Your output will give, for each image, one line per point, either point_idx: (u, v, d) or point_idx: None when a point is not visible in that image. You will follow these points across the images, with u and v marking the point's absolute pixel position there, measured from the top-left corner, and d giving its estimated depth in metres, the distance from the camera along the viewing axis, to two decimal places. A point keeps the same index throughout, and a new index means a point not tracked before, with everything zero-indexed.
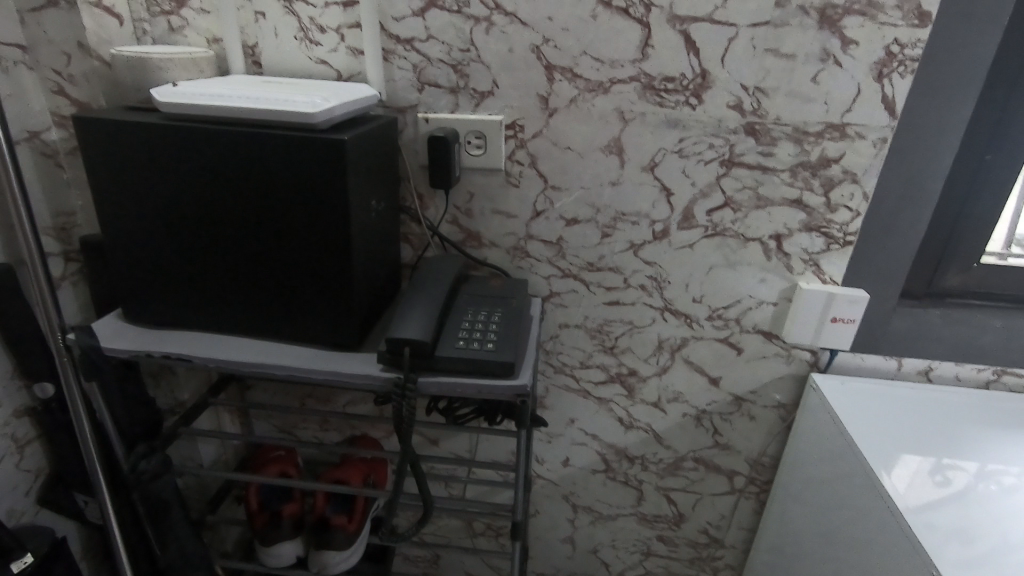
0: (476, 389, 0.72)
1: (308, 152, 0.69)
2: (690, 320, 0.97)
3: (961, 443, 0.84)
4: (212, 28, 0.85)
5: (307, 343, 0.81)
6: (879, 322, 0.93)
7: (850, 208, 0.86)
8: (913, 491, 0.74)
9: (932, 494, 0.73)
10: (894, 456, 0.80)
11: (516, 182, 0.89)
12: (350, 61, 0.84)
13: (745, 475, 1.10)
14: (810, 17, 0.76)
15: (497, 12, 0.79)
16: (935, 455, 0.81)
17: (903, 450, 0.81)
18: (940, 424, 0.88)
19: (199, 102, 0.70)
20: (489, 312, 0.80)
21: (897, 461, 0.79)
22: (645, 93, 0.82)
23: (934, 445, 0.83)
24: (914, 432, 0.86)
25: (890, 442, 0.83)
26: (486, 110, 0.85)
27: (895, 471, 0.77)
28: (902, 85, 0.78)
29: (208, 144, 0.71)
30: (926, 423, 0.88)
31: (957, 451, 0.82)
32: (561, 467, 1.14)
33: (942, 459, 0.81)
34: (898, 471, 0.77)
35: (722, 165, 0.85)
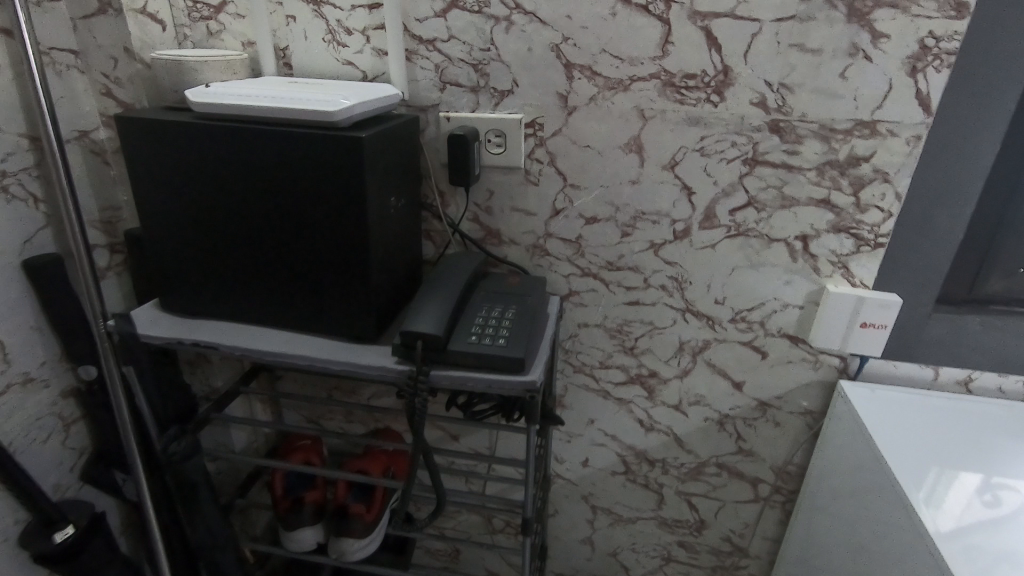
0: (487, 384, 0.73)
1: (327, 149, 0.72)
2: (712, 322, 0.95)
3: (999, 460, 0.79)
4: (247, 32, 0.89)
5: (328, 335, 0.83)
6: (913, 329, 0.88)
7: (881, 208, 0.82)
8: (946, 510, 0.70)
9: (966, 515, 0.70)
10: (925, 471, 0.77)
11: (535, 180, 0.90)
12: (375, 62, 0.87)
13: (770, 484, 1.07)
14: (837, 10, 0.73)
15: (517, 12, 0.80)
16: (969, 471, 0.77)
17: (935, 466, 0.78)
18: (981, 440, 0.83)
19: (227, 102, 0.73)
20: (503, 309, 0.81)
21: (927, 478, 0.75)
22: (665, 90, 0.81)
23: (969, 461, 0.79)
24: (948, 448, 0.82)
25: (923, 456, 0.80)
26: (505, 109, 0.86)
27: (925, 489, 0.73)
28: (938, 80, 0.74)
29: (234, 141, 0.74)
30: (961, 437, 0.84)
31: (1006, 470, 0.78)
32: (580, 468, 1.14)
33: (988, 477, 0.77)
34: (927, 489, 0.73)
35: (745, 164, 0.83)
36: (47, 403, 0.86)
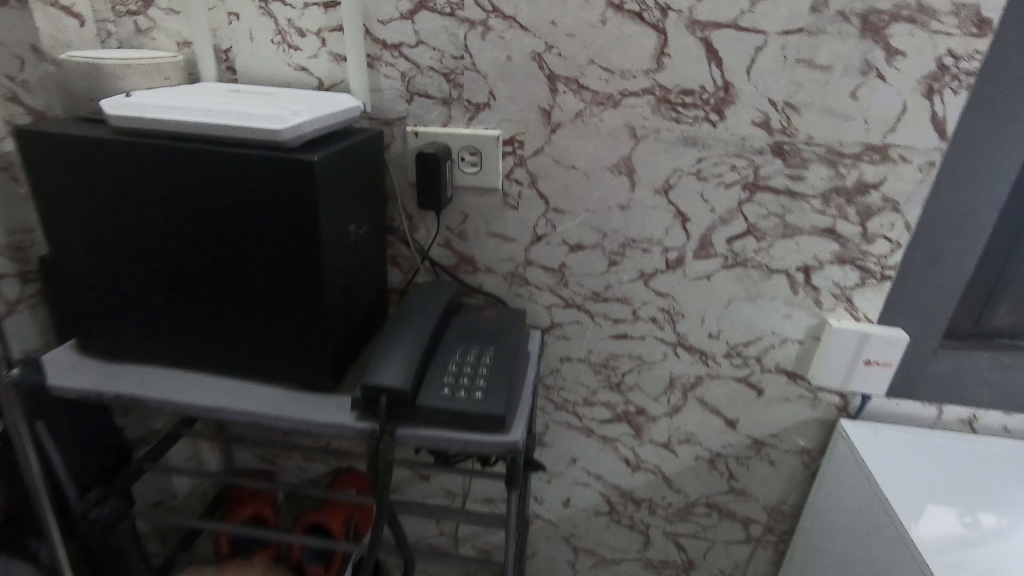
0: (462, 444, 0.63)
1: (273, 175, 0.61)
2: (706, 357, 0.88)
3: (997, 494, 0.76)
4: (183, 30, 0.77)
5: (276, 383, 0.72)
6: (919, 367, 0.82)
7: (890, 239, 0.76)
8: (929, 520, 0.71)
9: (947, 524, 0.70)
10: (908, 484, 0.77)
11: (514, 204, 0.81)
12: (332, 68, 0.76)
13: (762, 524, 1.00)
14: (850, 23, 0.66)
15: (495, 15, 0.71)
16: (947, 480, 0.78)
17: (917, 479, 0.78)
18: (963, 453, 0.83)
19: (151, 115, 0.62)
20: (480, 352, 0.71)
21: (910, 491, 0.75)
22: (660, 107, 0.72)
23: (948, 468, 0.80)
24: (933, 461, 0.81)
25: (905, 468, 0.79)
26: (481, 124, 0.76)
27: (908, 502, 0.73)
28: (954, 102, 0.68)
29: (162, 161, 0.63)
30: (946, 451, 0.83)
31: (978, 475, 0.79)
32: (561, 508, 1.06)
33: (964, 483, 0.78)
34: (911, 501, 0.74)
35: (745, 189, 0.76)
36: None
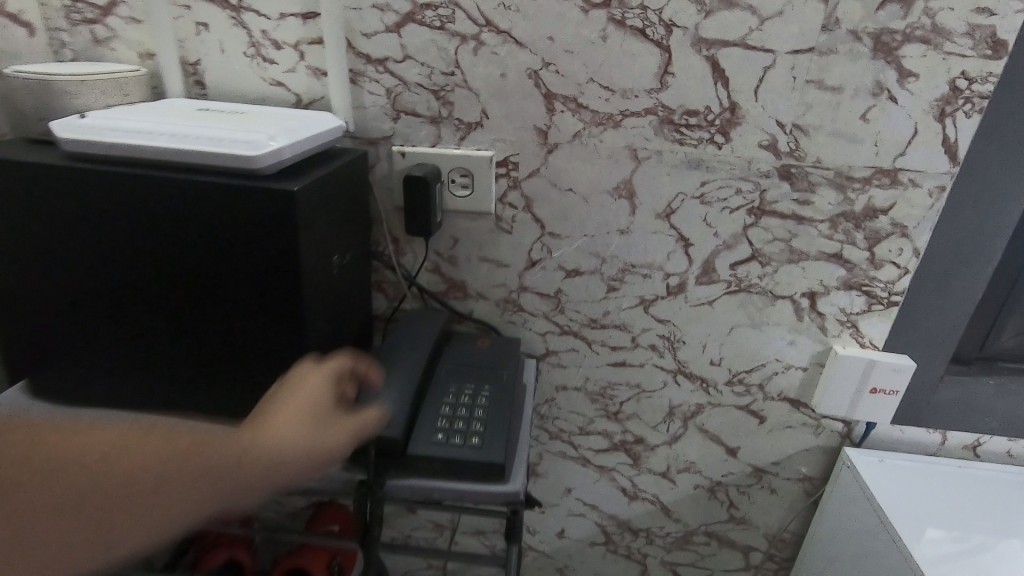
0: (458, 495, 0.59)
1: (247, 206, 0.56)
2: (707, 385, 0.84)
3: (1002, 520, 0.75)
4: (145, 41, 0.70)
5: None
6: (924, 394, 0.80)
7: (898, 264, 0.73)
8: (918, 522, 0.73)
9: (935, 526, 0.72)
10: (899, 488, 0.78)
11: (508, 228, 0.76)
12: (312, 83, 0.71)
13: (762, 552, 0.98)
14: (862, 43, 0.63)
15: (488, 30, 0.66)
16: (937, 484, 0.80)
17: (909, 484, 0.79)
18: (956, 462, 0.84)
19: (110, 139, 0.56)
20: (474, 391, 0.66)
21: (901, 494, 0.77)
22: (663, 128, 0.69)
23: (939, 474, 0.81)
24: (926, 467, 0.83)
25: (897, 473, 0.81)
26: (473, 144, 0.72)
27: (898, 505, 0.75)
28: (967, 126, 0.65)
29: (121, 190, 0.56)
30: (938, 459, 0.84)
31: (968, 481, 0.81)
32: (556, 539, 1.01)
33: (954, 488, 0.79)
34: (901, 504, 0.76)
35: (750, 214, 0.72)
36: None
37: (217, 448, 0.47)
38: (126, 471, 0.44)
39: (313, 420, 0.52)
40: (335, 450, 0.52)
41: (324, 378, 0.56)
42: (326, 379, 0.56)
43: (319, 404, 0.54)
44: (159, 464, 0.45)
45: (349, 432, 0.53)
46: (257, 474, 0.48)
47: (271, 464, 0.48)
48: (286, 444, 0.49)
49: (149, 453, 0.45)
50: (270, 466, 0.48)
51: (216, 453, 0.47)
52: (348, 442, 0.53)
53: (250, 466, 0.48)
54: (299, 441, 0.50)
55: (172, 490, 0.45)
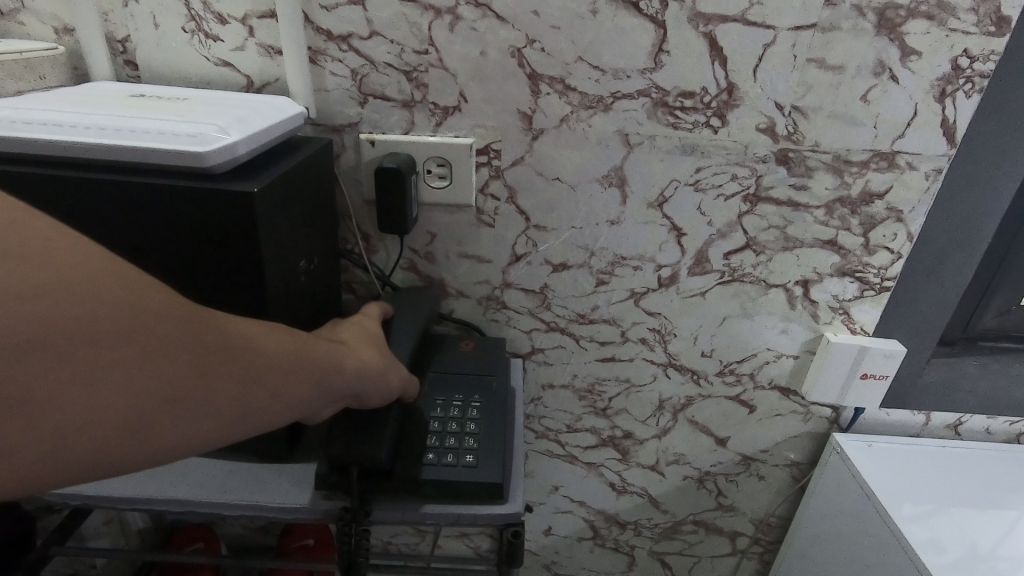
0: (453, 518, 0.54)
1: (198, 211, 0.48)
2: (697, 377, 0.82)
3: (992, 503, 0.74)
4: (61, 13, 0.60)
5: (213, 456, 0.59)
6: (911, 377, 0.80)
7: (891, 249, 0.71)
8: (908, 502, 0.73)
9: (923, 506, 0.72)
10: (887, 469, 0.78)
11: (490, 221, 0.70)
12: (264, 63, 0.62)
13: (749, 537, 0.97)
14: (866, 18, 0.59)
15: (465, 2, 0.59)
16: (924, 465, 0.80)
17: (897, 465, 0.79)
18: (943, 447, 0.84)
19: (22, 135, 0.47)
20: (464, 402, 0.61)
21: (890, 475, 0.77)
22: (657, 111, 0.64)
23: (927, 456, 0.81)
24: (914, 451, 0.82)
25: (886, 455, 0.81)
26: (450, 131, 0.65)
27: (888, 486, 0.75)
28: (967, 106, 0.63)
29: (41, 194, 0.48)
30: (926, 443, 0.84)
31: (955, 463, 0.81)
32: (543, 537, 0.99)
33: (941, 468, 0.80)
34: (890, 484, 0.76)
35: (746, 201, 0.69)
36: None
37: (318, 348, 0.45)
38: (226, 361, 0.37)
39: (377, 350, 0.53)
40: (393, 383, 0.53)
41: (366, 322, 0.59)
42: (377, 329, 0.58)
43: (377, 340, 0.55)
44: (274, 351, 0.41)
45: (404, 374, 0.55)
46: (343, 381, 0.47)
47: (353, 378, 0.48)
48: (366, 361, 0.49)
49: (271, 343, 0.40)
50: (351, 382, 0.48)
51: (319, 355, 0.44)
52: (404, 380, 0.55)
53: (340, 375, 0.46)
54: (377, 365, 0.51)
55: (279, 385, 0.41)
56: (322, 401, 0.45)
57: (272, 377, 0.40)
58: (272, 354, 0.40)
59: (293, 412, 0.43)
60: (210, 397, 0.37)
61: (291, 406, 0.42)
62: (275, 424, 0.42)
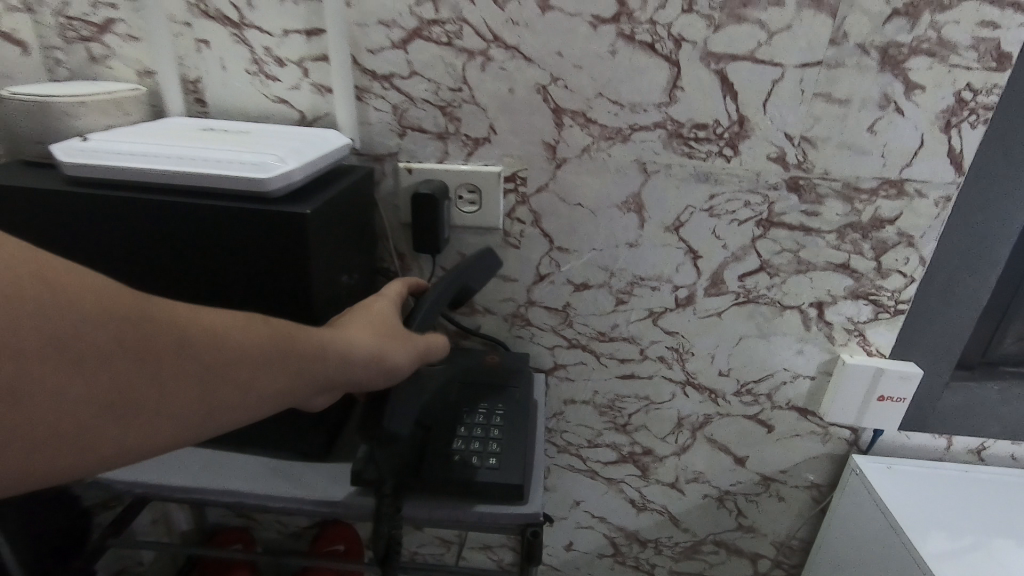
0: (477, 517, 0.58)
1: (255, 230, 0.54)
2: (716, 396, 0.84)
3: (1005, 521, 0.76)
4: (143, 58, 0.69)
5: (258, 453, 0.64)
6: (930, 400, 0.81)
7: (904, 273, 0.74)
8: (929, 530, 0.73)
9: (946, 535, 0.72)
10: (908, 496, 0.79)
11: (516, 243, 0.75)
12: (316, 100, 0.70)
13: (770, 560, 0.97)
14: (870, 56, 0.63)
15: (496, 45, 0.65)
16: (946, 492, 0.80)
17: (918, 492, 0.79)
18: (967, 473, 0.84)
19: (113, 163, 0.54)
20: (489, 411, 0.66)
21: (911, 502, 0.77)
22: (672, 141, 0.68)
23: (948, 483, 0.81)
24: (935, 477, 0.82)
25: (907, 480, 0.81)
26: (480, 160, 0.71)
27: (909, 513, 0.75)
28: (972, 137, 0.66)
29: (120, 213, 0.54)
30: (948, 469, 0.84)
31: (978, 490, 0.81)
32: (564, 552, 1.01)
33: (963, 496, 0.80)
34: (911, 512, 0.76)
35: (759, 226, 0.72)
36: None
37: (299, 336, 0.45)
38: (182, 358, 0.38)
39: (379, 333, 0.53)
40: (393, 369, 0.52)
41: (379, 298, 0.59)
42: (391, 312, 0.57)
43: (383, 322, 0.54)
44: (241, 343, 0.41)
45: (416, 351, 0.55)
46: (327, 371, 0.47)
47: (339, 367, 0.48)
48: (356, 348, 0.49)
49: (237, 336, 0.41)
50: (338, 371, 0.47)
51: (298, 345, 0.44)
52: (409, 362, 0.54)
53: (325, 364, 0.46)
54: (372, 350, 0.50)
55: (249, 378, 0.42)
56: (303, 392, 0.46)
57: (239, 371, 0.41)
58: (240, 348, 0.41)
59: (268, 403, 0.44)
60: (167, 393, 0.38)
61: (265, 399, 0.43)
62: (248, 417, 0.43)
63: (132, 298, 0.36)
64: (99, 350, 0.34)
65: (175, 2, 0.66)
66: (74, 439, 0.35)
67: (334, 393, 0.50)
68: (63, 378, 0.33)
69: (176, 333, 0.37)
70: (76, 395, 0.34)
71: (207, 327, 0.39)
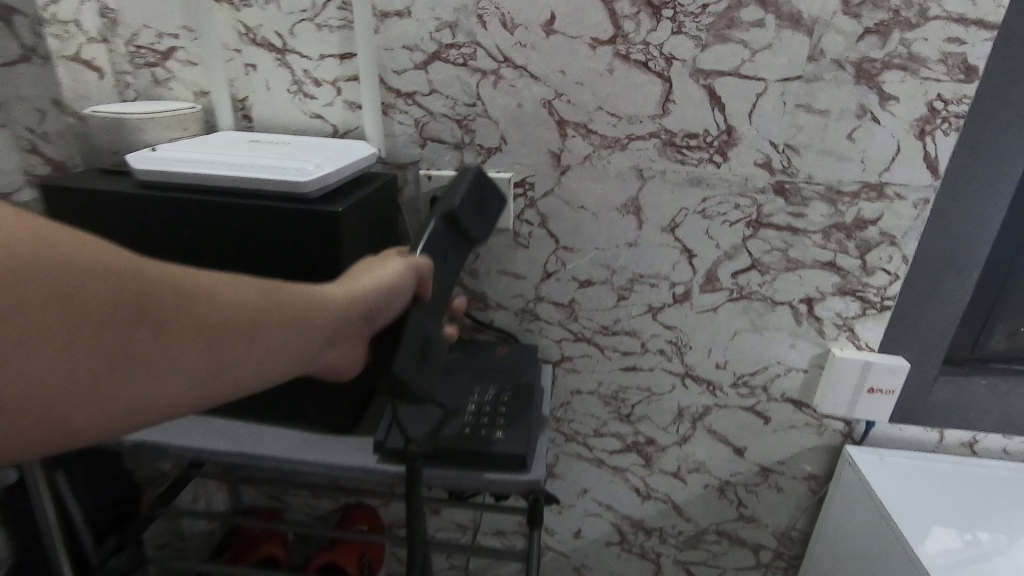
0: (486, 483, 0.65)
1: (295, 225, 0.63)
2: (713, 387, 0.90)
3: (1000, 517, 0.78)
4: (200, 81, 0.79)
5: (292, 427, 0.72)
6: (920, 394, 0.85)
7: (888, 271, 0.79)
8: (925, 529, 0.75)
9: (944, 535, 0.74)
10: (906, 495, 0.81)
11: (525, 243, 0.83)
12: (347, 116, 0.78)
13: (772, 550, 1.01)
14: (845, 70, 0.69)
15: (506, 65, 0.73)
16: (944, 492, 0.82)
17: (916, 491, 0.81)
18: (961, 466, 0.87)
19: (176, 169, 0.63)
20: (497, 391, 0.73)
21: (908, 500, 0.80)
22: (666, 149, 0.75)
23: (944, 479, 0.84)
24: (932, 474, 0.85)
25: (904, 480, 0.84)
26: (493, 167, 0.79)
27: (906, 511, 0.78)
28: (946, 143, 0.71)
29: (181, 212, 0.63)
30: (942, 463, 0.87)
31: (973, 483, 0.84)
32: (573, 539, 1.06)
33: (961, 495, 0.82)
34: (908, 510, 0.78)
35: (749, 226, 0.78)
36: None
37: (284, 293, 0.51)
38: (186, 313, 0.43)
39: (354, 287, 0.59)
40: (376, 318, 0.59)
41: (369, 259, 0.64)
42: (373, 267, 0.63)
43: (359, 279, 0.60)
44: (233, 300, 0.47)
45: (404, 259, 0.60)
46: (313, 323, 0.53)
47: (324, 319, 0.54)
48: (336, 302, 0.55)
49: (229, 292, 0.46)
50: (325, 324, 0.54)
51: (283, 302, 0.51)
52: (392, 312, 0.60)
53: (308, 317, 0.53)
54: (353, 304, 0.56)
55: (245, 330, 0.47)
56: (293, 344, 0.52)
57: (239, 324, 0.47)
58: (235, 305, 0.47)
59: (270, 355, 0.50)
60: (178, 347, 0.43)
61: (265, 351, 0.49)
62: (251, 373, 0.48)
63: (134, 263, 0.41)
64: (113, 310, 0.39)
65: (228, 32, 0.76)
66: (106, 395, 0.40)
67: (327, 348, 0.56)
68: (85, 330, 0.38)
69: (176, 289, 0.43)
70: (98, 352, 0.39)
71: (202, 286, 0.45)
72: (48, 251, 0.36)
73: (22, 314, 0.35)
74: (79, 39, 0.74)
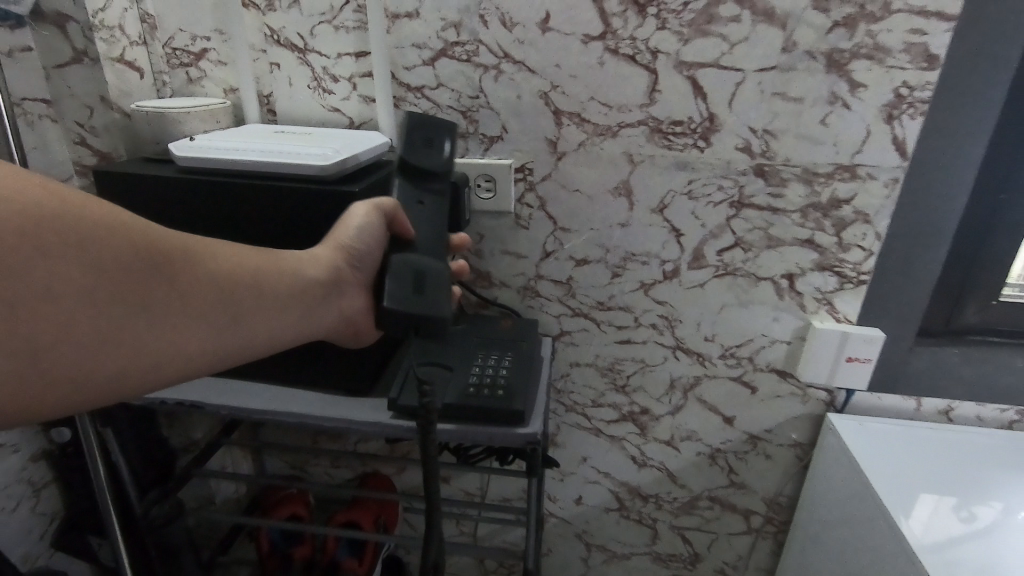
0: (488, 436, 0.72)
1: (318, 203, 0.70)
2: (703, 358, 0.96)
3: (978, 484, 0.82)
4: (229, 79, 0.87)
5: (315, 390, 0.80)
6: (896, 363, 0.92)
7: (863, 247, 0.85)
8: (906, 500, 0.78)
9: (926, 506, 0.77)
10: (888, 468, 0.84)
11: (525, 224, 0.90)
12: (362, 109, 0.86)
13: (762, 515, 1.08)
14: (817, 61, 0.76)
15: (505, 61, 0.80)
16: (926, 463, 0.85)
17: (899, 464, 0.85)
18: (936, 432, 0.92)
19: (213, 156, 0.72)
20: (499, 357, 0.80)
21: (891, 472, 0.83)
22: (654, 136, 0.82)
23: (923, 447, 0.89)
24: (913, 444, 0.89)
25: (888, 453, 0.87)
26: (495, 154, 0.86)
27: (888, 482, 0.81)
28: (913, 127, 0.77)
29: (218, 193, 0.71)
30: (919, 429, 0.93)
31: (948, 448, 0.89)
32: (574, 506, 1.13)
33: (941, 465, 0.85)
34: (891, 481, 0.81)
35: (731, 207, 0.85)
36: (15, 469, 0.82)
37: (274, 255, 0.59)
38: (193, 267, 0.51)
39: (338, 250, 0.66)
40: (362, 264, 0.66)
41: None
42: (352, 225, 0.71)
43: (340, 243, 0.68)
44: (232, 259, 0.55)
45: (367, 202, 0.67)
46: (305, 280, 0.60)
47: (316, 275, 0.61)
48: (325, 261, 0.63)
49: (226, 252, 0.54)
50: (320, 278, 0.61)
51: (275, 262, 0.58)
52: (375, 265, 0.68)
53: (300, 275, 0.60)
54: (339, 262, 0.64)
55: (245, 284, 0.55)
56: (290, 300, 0.59)
57: (240, 279, 0.54)
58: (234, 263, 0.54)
59: (271, 308, 0.57)
60: (189, 296, 0.50)
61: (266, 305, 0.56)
62: (257, 325, 0.56)
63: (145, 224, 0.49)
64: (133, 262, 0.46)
65: (255, 34, 0.84)
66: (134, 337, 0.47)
67: (324, 306, 0.62)
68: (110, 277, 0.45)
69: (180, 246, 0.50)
70: (124, 298, 0.46)
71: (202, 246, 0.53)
72: (75, 210, 0.44)
73: (59, 264, 0.42)
74: (123, 43, 0.82)
